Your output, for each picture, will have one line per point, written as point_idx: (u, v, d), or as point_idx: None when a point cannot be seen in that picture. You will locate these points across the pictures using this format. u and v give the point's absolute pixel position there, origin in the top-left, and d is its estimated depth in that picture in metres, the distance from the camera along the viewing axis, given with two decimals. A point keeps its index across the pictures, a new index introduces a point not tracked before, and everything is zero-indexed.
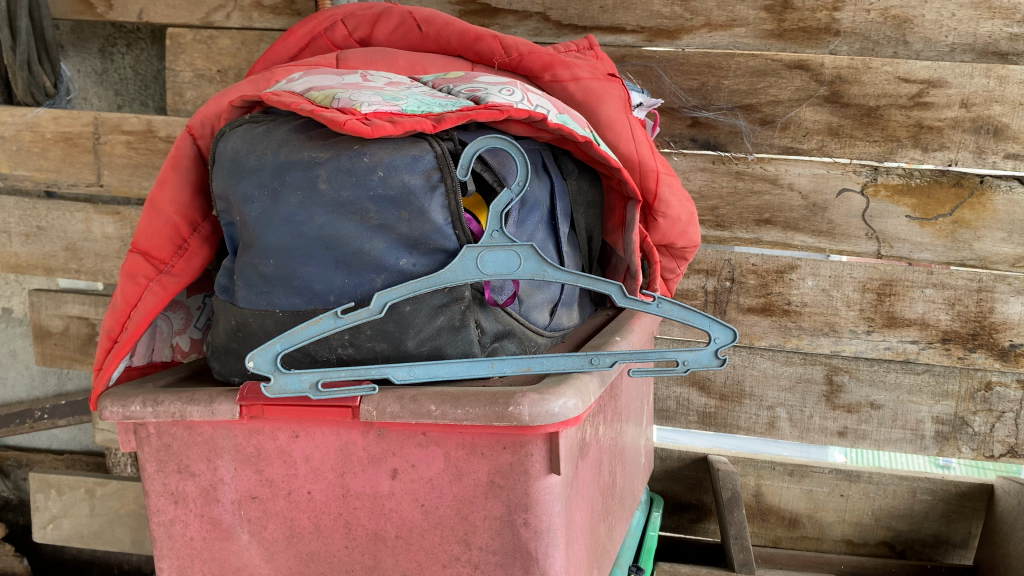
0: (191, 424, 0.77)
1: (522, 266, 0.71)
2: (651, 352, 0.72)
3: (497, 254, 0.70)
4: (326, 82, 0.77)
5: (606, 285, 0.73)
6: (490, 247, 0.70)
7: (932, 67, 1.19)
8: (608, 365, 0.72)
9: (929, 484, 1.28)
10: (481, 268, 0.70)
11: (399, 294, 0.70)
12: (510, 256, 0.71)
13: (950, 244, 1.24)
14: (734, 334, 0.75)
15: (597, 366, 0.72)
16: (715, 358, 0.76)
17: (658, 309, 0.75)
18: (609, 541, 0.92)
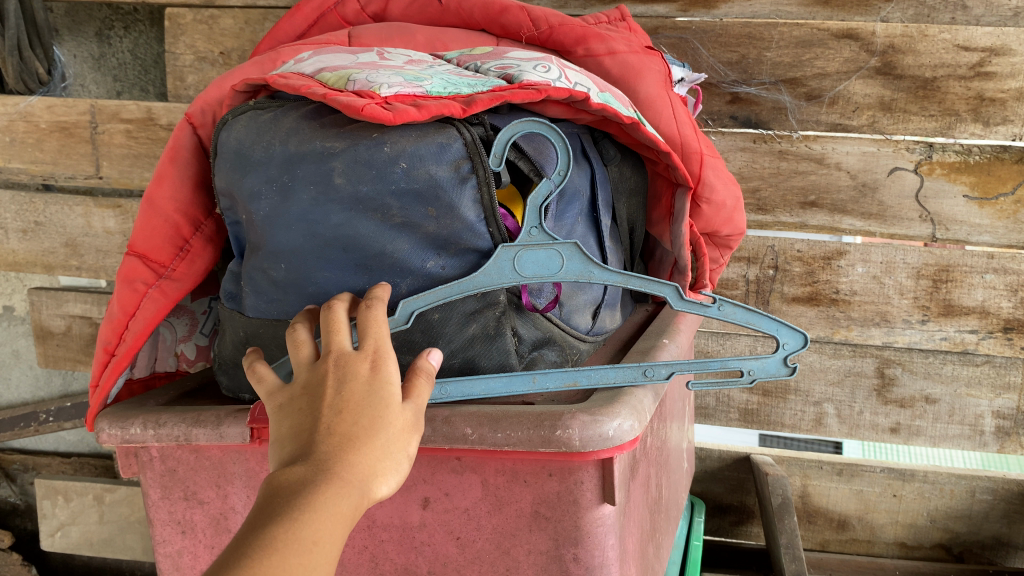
0: (197, 447, 0.69)
1: (565, 267, 0.63)
2: (714, 362, 0.64)
3: (537, 253, 0.62)
4: (339, 62, 0.69)
5: (661, 287, 0.66)
6: (528, 246, 0.62)
7: (995, 33, 1.10)
8: (664, 377, 0.64)
9: (990, 483, 1.20)
10: (520, 269, 0.63)
11: (427, 301, 0.62)
12: (552, 255, 0.63)
13: (1013, 225, 1.14)
14: (806, 338, 0.67)
15: (652, 378, 0.65)
16: (784, 366, 0.68)
17: (719, 312, 0.67)
18: (657, 560, 0.85)
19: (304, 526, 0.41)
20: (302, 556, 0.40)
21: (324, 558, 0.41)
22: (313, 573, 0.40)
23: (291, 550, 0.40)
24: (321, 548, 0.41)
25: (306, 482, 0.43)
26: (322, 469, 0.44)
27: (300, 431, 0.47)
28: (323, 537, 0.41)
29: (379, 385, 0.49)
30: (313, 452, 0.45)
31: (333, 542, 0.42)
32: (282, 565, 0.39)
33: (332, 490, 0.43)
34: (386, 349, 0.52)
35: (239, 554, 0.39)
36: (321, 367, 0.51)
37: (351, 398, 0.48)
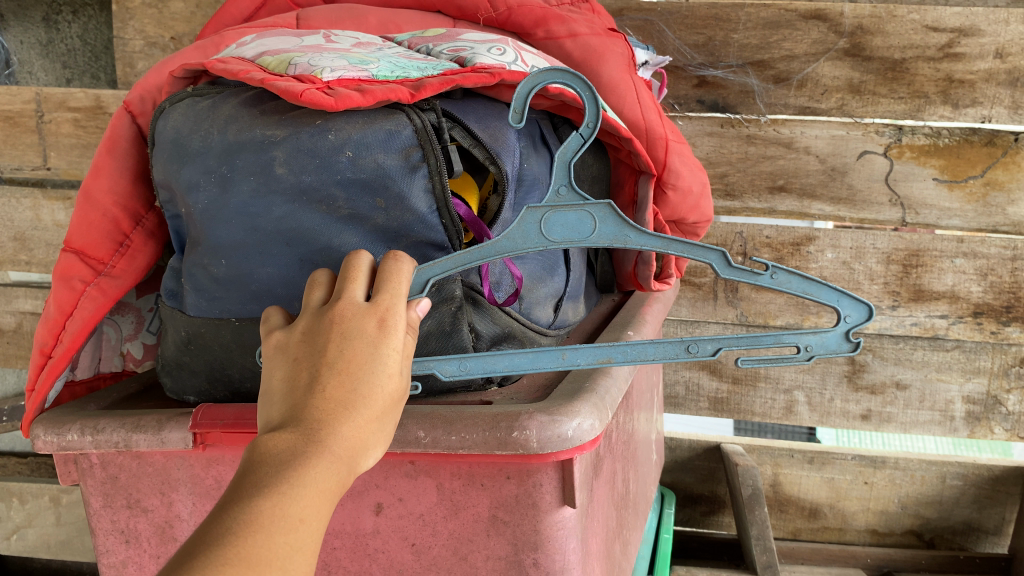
0: (139, 453, 0.66)
1: (597, 231, 0.53)
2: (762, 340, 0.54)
3: (566, 216, 0.53)
4: (282, 45, 0.65)
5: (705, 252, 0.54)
6: (555, 206, 0.53)
7: (963, 14, 1.08)
8: (710, 354, 0.55)
9: (960, 468, 1.19)
10: (547, 233, 0.53)
11: (443, 268, 0.54)
12: (582, 216, 0.53)
13: (982, 209, 1.13)
14: (871, 311, 0.54)
15: (695, 356, 0.55)
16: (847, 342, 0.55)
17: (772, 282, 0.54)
18: (624, 557, 0.82)
19: (289, 506, 0.35)
20: (286, 538, 0.34)
21: (309, 537, 0.35)
22: (296, 559, 0.34)
23: (276, 532, 0.34)
24: (306, 531, 0.35)
25: (295, 452, 0.37)
26: (311, 438, 0.38)
27: (293, 389, 0.41)
28: (309, 516, 0.36)
29: (385, 348, 0.42)
30: (303, 414, 0.39)
31: (319, 523, 0.36)
32: (266, 549, 0.33)
33: (322, 464, 0.37)
34: (399, 309, 0.44)
35: (218, 533, 0.33)
36: (325, 317, 0.43)
37: (353, 358, 0.41)
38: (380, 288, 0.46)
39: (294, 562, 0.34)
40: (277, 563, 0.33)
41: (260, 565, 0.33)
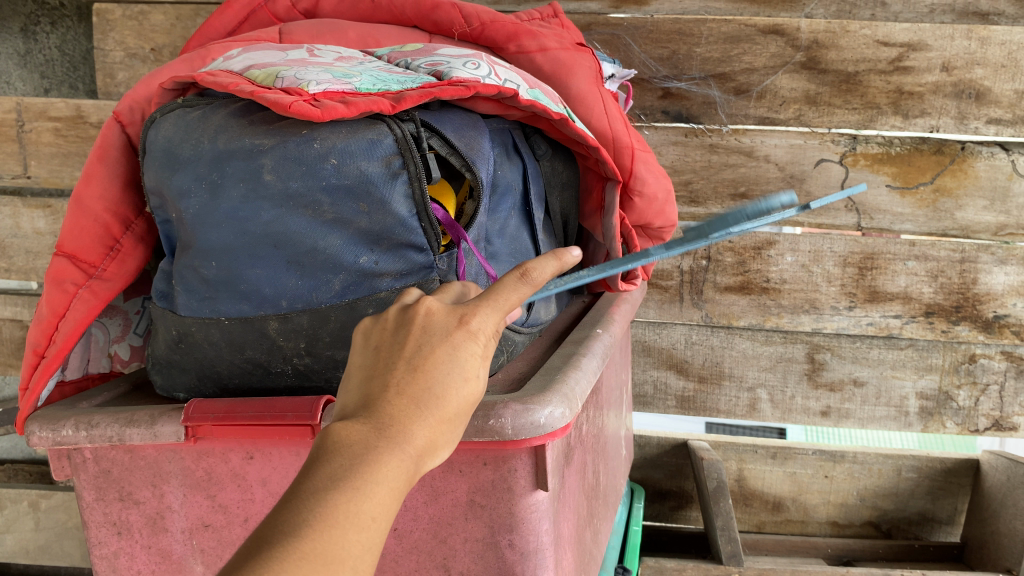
0: (132, 447, 0.69)
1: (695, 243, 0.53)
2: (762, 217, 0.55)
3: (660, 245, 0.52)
4: (268, 59, 0.69)
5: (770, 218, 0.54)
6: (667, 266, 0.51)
7: (912, 29, 1.14)
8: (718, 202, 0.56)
9: (915, 461, 1.26)
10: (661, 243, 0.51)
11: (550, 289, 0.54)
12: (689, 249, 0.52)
13: (932, 214, 1.19)
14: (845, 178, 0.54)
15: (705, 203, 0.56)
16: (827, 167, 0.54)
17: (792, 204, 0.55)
18: (594, 545, 0.87)
19: (362, 502, 0.35)
20: (356, 537, 0.34)
21: (378, 537, 0.35)
22: (364, 557, 0.34)
23: (346, 531, 0.34)
24: (375, 530, 0.35)
25: (366, 444, 0.37)
26: (381, 429, 0.37)
27: (370, 378, 0.40)
28: (380, 514, 0.35)
29: (465, 354, 0.41)
30: (377, 406, 0.38)
31: (389, 520, 0.36)
32: (338, 548, 0.33)
33: (392, 458, 0.37)
34: (490, 312, 0.42)
35: (292, 531, 0.33)
36: (410, 314, 0.42)
37: (431, 358, 0.40)
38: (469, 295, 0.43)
39: (363, 560, 0.34)
40: (349, 562, 0.34)
41: (331, 565, 0.33)
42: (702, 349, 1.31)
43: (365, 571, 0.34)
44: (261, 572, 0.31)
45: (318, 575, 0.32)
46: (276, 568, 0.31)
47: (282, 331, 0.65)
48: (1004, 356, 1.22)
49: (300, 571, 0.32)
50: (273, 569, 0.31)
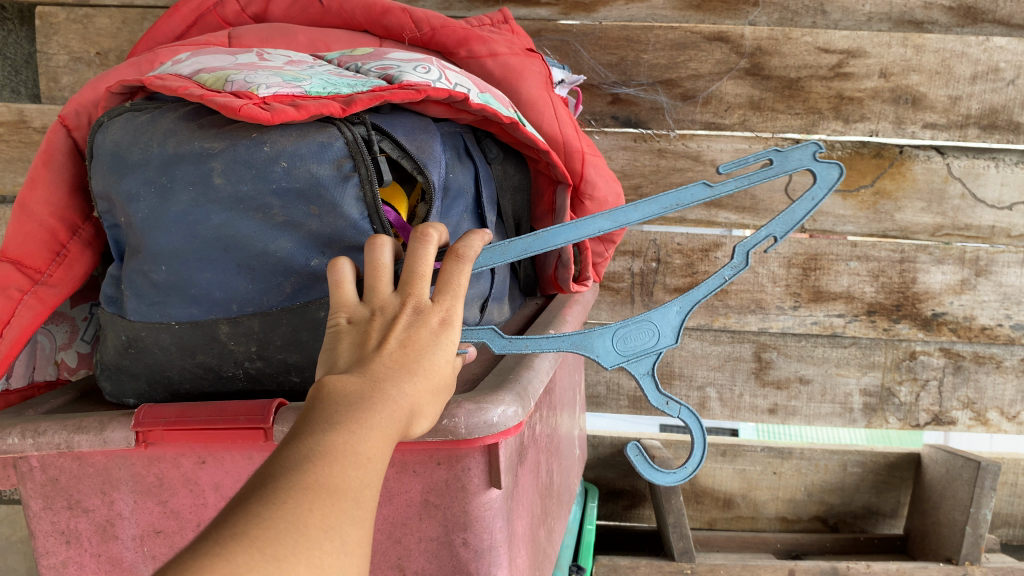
0: (80, 454, 0.68)
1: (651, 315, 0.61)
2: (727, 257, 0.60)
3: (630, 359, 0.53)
4: (217, 63, 0.69)
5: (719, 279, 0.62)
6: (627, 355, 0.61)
7: (851, 36, 1.18)
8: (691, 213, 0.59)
9: (860, 456, 1.30)
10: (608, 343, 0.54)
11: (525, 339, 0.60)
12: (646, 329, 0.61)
13: (873, 216, 1.23)
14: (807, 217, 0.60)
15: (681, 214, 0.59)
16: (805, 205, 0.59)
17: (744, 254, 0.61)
18: (549, 544, 0.88)
19: (359, 442, 0.37)
20: (357, 472, 0.36)
21: (377, 476, 0.37)
22: (364, 492, 0.36)
23: (348, 464, 0.36)
24: (374, 468, 0.37)
25: (361, 393, 0.39)
26: (376, 383, 0.40)
27: (360, 345, 0.43)
28: (377, 456, 0.37)
29: (446, 342, 0.44)
30: (370, 367, 0.41)
31: (385, 463, 0.38)
32: (342, 478, 0.35)
33: (386, 408, 0.39)
34: (461, 313, 0.46)
35: (296, 463, 0.35)
36: (395, 307, 0.45)
37: (418, 339, 0.43)
38: (442, 290, 0.46)
39: (365, 493, 0.36)
40: (351, 493, 0.35)
41: (337, 494, 0.34)
42: None
43: (368, 504, 0.36)
44: (270, 497, 0.32)
45: (325, 500, 0.34)
46: (284, 494, 0.33)
47: (233, 335, 0.65)
48: (942, 353, 1.27)
49: (309, 496, 0.33)
50: (282, 494, 0.33)
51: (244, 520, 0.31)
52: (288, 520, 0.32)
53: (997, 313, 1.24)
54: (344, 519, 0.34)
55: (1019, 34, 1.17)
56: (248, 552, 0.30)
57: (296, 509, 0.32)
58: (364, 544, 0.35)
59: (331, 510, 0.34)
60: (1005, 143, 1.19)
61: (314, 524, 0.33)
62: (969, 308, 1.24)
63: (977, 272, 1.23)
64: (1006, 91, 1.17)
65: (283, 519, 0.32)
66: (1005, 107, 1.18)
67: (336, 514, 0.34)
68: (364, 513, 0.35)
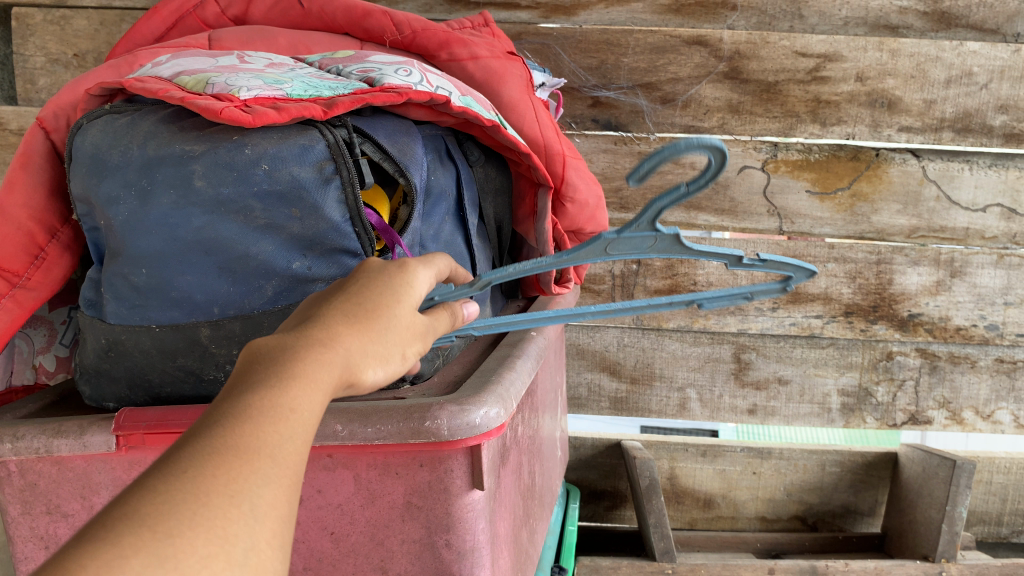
0: (59, 459, 0.67)
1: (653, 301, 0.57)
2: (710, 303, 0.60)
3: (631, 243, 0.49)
4: (198, 65, 0.69)
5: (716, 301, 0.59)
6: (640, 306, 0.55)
7: (828, 41, 1.20)
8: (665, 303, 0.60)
9: (838, 455, 1.32)
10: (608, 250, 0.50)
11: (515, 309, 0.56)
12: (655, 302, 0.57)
13: (849, 218, 1.25)
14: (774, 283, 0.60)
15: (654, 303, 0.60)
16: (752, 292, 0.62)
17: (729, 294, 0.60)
18: (531, 545, 0.88)
19: (281, 395, 0.34)
20: (276, 427, 0.32)
21: (304, 428, 0.33)
22: (287, 447, 0.32)
23: (265, 421, 0.32)
24: (299, 420, 0.33)
25: (284, 349, 0.37)
26: (304, 336, 0.38)
27: (309, 308, 0.42)
28: (304, 407, 0.34)
29: (405, 285, 0.44)
30: (309, 325, 0.39)
31: (316, 415, 0.34)
32: (258, 436, 0.32)
33: (313, 357, 0.36)
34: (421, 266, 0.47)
35: (205, 427, 0.31)
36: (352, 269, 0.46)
37: (365, 290, 0.43)
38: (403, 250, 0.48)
39: (287, 449, 0.32)
40: (267, 450, 0.31)
41: (250, 453, 0.31)
42: (634, 350, 1.34)
43: (289, 461, 0.32)
44: (168, 468, 0.29)
45: (234, 462, 0.30)
46: (185, 461, 0.30)
47: (214, 338, 0.65)
48: (919, 353, 1.28)
49: (212, 460, 0.30)
50: (182, 461, 0.30)
51: (135, 496, 0.28)
52: (184, 490, 0.28)
53: (972, 313, 1.26)
54: (258, 479, 0.30)
55: (992, 39, 1.19)
56: (134, 530, 0.27)
57: (195, 476, 0.29)
58: (286, 505, 0.31)
59: (241, 472, 0.30)
60: (979, 146, 1.21)
61: (218, 490, 0.29)
62: (944, 308, 1.26)
63: (952, 274, 1.25)
64: (980, 95, 1.19)
65: (180, 490, 0.28)
66: (978, 111, 1.20)
67: (248, 476, 0.30)
68: (284, 469, 0.32)
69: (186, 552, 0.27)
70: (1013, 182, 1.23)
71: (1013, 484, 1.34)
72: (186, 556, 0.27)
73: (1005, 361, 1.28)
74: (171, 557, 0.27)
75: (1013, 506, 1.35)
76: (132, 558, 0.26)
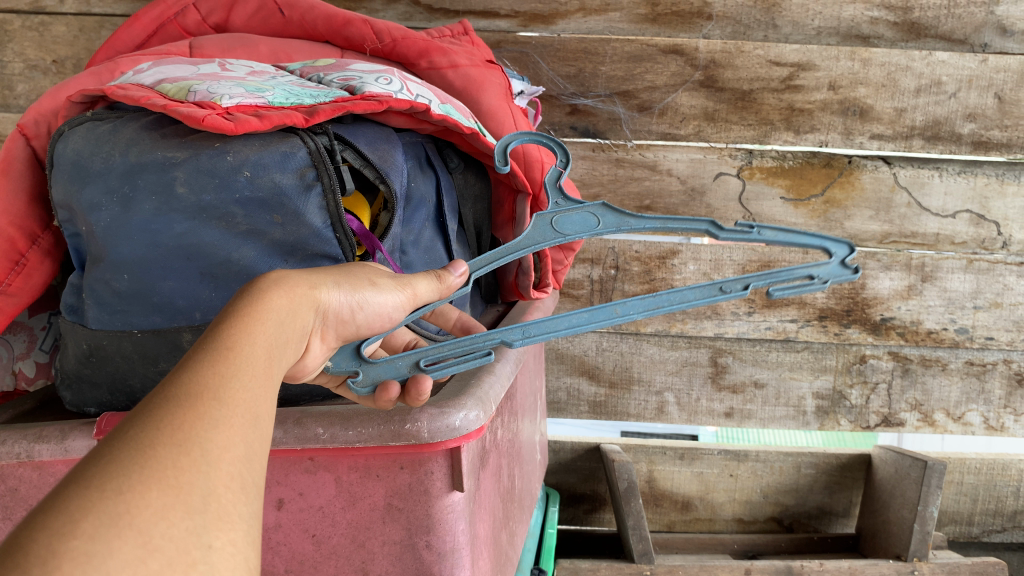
0: (41, 464, 0.67)
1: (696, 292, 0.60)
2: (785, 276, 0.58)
3: (570, 216, 0.60)
4: (179, 73, 0.69)
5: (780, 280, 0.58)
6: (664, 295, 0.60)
7: (801, 50, 1.22)
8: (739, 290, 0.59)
9: (812, 458, 1.34)
10: (560, 229, 0.60)
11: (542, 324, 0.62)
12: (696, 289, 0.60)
13: (823, 224, 1.27)
14: (850, 244, 0.59)
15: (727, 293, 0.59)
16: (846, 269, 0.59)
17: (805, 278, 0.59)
18: (510, 547, 0.89)
19: (207, 352, 0.36)
20: (209, 374, 0.34)
21: (238, 374, 0.35)
22: (223, 388, 0.34)
23: (200, 371, 0.34)
24: (234, 364, 0.36)
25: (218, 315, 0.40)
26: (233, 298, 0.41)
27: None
28: (237, 348, 0.37)
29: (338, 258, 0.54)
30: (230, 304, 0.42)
31: (250, 356, 0.37)
32: (196, 385, 0.33)
33: (245, 306, 0.40)
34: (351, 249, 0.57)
35: (141, 401, 0.33)
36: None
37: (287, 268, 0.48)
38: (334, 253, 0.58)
39: (227, 394, 0.34)
40: (205, 397, 0.33)
41: (190, 402, 0.32)
42: (612, 355, 1.35)
43: (230, 401, 0.34)
44: (110, 436, 0.30)
45: (176, 412, 0.32)
46: (126, 426, 0.31)
47: (196, 342, 0.65)
48: (892, 356, 1.31)
49: (155, 414, 0.31)
50: (123, 427, 0.31)
51: (83, 467, 0.29)
52: (129, 446, 0.29)
53: (942, 317, 1.28)
54: (205, 423, 0.32)
55: (960, 49, 1.22)
56: (86, 489, 0.27)
57: (139, 434, 0.30)
58: (236, 447, 0.33)
59: (186, 421, 0.31)
60: (948, 153, 1.24)
61: (163, 441, 0.30)
62: (916, 312, 1.28)
63: (923, 278, 1.28)
64: (949, 104, 1.22)
65: (125, 448, 0.29)
66: (947, 119, 1.22)
67: (194, 420, 0.32)
68: (228, 411, 0.33)
69: (138, 504, 0.27)
70: (982, 189, 1.25)
71: (984, 484, 1.37)
72: (141, 508, 0.27)
73: (975, 364, 1.30)
74: (124, 513, 0.27)
75: (984, 506, 1.37)
76: (83, 520, 0.26)
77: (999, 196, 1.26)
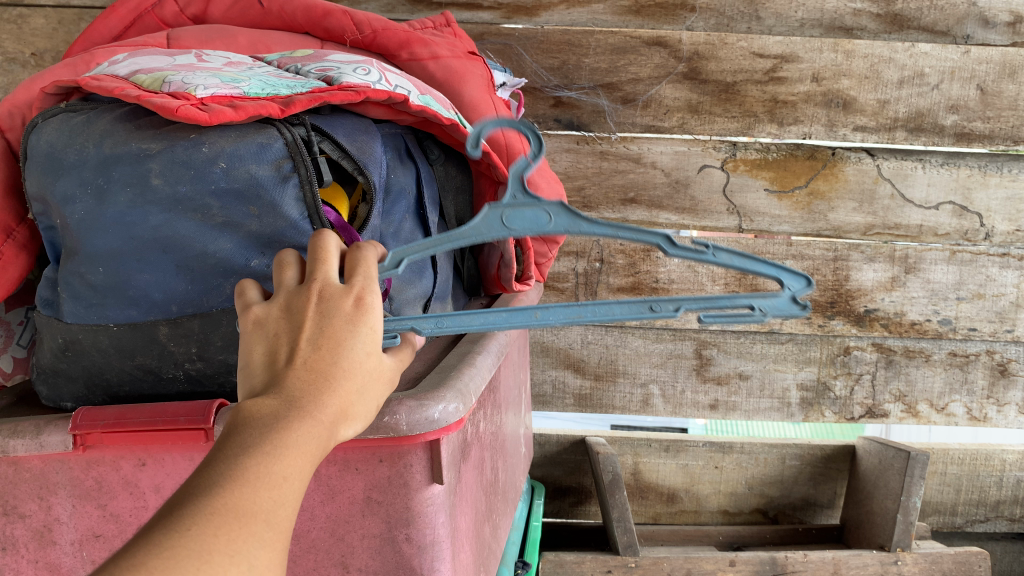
0: (16, 459, 0.66)
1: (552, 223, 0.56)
2: (721, 301, 0.57)
3: (523, 213, 0.55)
4: (154, 64, 0.69)
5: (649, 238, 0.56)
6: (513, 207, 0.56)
7: (784, 42, 1.22)
8: (671, 313, 0.58)
9: (797, 449, 1.35)
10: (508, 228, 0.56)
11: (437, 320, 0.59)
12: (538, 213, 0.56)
13: (807, 215, 1.28)
14: (809, 281, 0.59)
15: (659, 313, 0.58)
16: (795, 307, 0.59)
17: (718, 260, 0.57)
18: (493, 540, 0.89)
19: (274, 462, 0.38)
20: (270, 493, 0.37)
21: (293, 495, 0.38)
22: (277, 510, 0.37)
23: (260, 486, 0.37)
24: (287, 488, 0.38)
25: (276, 417, 0.39)
26: (293, 404, 0.40)
27: (273, 362, 0.43)
28: (291, 475, 0.38)
29: (364, 325, 0.44)
30: (284, 383, 0.41)
31: (299, 483, 0.38)
32: (251, 501, 0.36)
33: (305, 428, 0.39)
34: (375, 289, 0.46)
35: (199, 490, 0.35)
36: (302, 295, 0.45)
37: (335, 336, 0.43)
38: (352, 273, 0.47)
39: (277, 513, 0.37)
40: (260, 516, 0.36)
41: (243, 517, 0.35)
42: (597, 348, 1.35)
43: (280, 523, 0.37)
44: (172, 526, 0.33)
45: (230, 527, 0.35)
46: (189, 520, 0.34)
47: (172, 336, 0.65)
48: (876, 348, 1.31)
49: (214, 521, 0.34)
50: (186, 521, 0.34)
51: (143, 550, 0.32)
52: (189, 549, 0.33)
53: (926, 308, 1.29)
54: (251, 544, 0.35)
55: (942, 41, 1.22)
56: None
57: (198, 537, 0.33)
58: (271, 565, 0.36)
59: (238, 536, 0.35)
60: (931, 145, 1.24)
61: (217, 552, 0.34)
62: (899, 304, 1.29)
63: (906, 270, 1.28)
64: (931, 95, 1.22)
65: (183, 550, 0.33)
66: (930, 111, 1.22)
67: (243, 541, 0.35)
68: (274, 534, 0.36)
69: None
70: (964, 180, 1.26)
71: (967, 475, 1.38)
72: None
73: (958, 355, 1.31)
74: None
75: (967, 496, 1.38)
76: None
77: (982, 187, 1.26)
